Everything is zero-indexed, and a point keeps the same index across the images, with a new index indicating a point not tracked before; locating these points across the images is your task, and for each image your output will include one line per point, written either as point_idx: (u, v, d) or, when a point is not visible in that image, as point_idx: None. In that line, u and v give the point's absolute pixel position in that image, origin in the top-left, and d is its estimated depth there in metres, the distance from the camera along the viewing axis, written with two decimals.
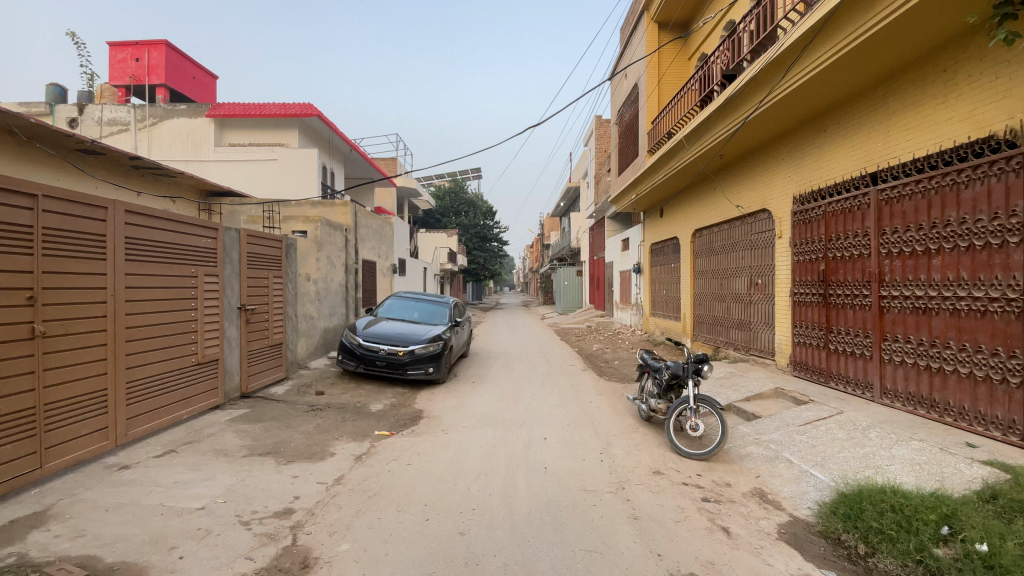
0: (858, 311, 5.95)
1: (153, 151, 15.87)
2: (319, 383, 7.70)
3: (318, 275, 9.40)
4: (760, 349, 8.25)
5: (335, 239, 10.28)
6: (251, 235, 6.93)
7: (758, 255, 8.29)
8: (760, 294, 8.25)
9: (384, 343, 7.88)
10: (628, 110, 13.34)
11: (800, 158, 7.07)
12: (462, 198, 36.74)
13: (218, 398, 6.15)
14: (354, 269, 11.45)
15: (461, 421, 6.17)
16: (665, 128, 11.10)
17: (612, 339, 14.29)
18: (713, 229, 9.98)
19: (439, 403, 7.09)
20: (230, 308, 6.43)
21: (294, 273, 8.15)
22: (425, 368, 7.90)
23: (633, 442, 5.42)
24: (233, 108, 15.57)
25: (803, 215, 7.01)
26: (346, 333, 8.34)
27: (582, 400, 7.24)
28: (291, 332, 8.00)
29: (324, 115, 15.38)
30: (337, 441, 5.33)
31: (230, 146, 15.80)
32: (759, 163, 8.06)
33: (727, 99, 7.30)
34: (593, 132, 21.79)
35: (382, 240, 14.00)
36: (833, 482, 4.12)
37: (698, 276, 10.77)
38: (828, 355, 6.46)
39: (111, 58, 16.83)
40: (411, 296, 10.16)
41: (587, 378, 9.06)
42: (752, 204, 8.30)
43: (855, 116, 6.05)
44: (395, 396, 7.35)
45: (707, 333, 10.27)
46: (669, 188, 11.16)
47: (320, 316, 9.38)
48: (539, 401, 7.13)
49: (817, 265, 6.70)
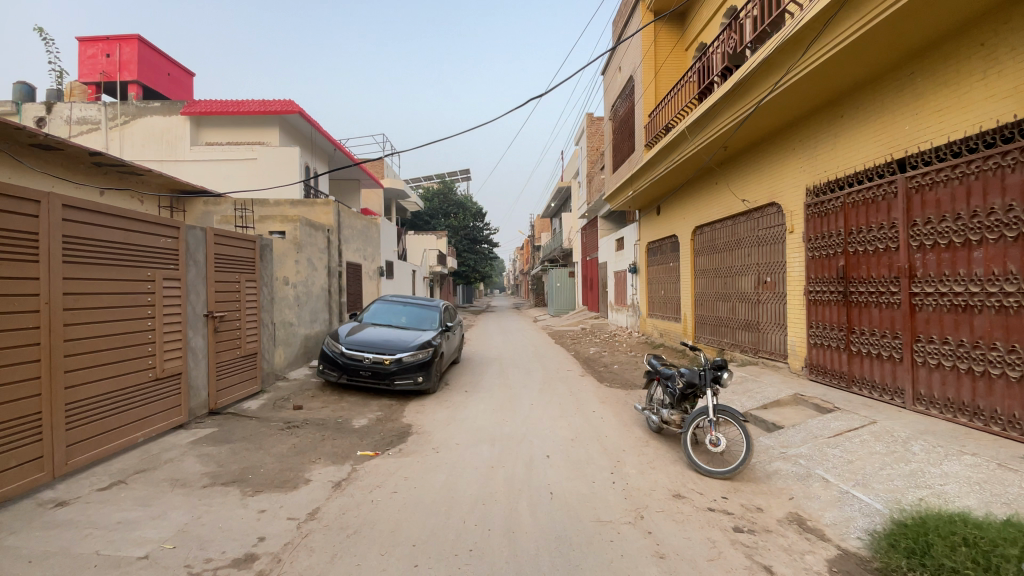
0: (884, 310, 5.48)
1: (126, 150, 15.09)
2: (297, 396, 7.07)
3: (297, 278, 8.76)
4: (770, 351, 7.77)
5: (316, 240, 9.65)
6: (219, 235, 6.28)
7: (767, 251, 7.82)
8: (770, 292, 7.76)
9: (368, 351, 7.28)
10: (623, 104, 12.84)
11: (814, 147, 6.60)
12: (451, 199, 36.13)
13: (181, 417, 5.50)
14: (338, 272, 10.82)
15: (454, 436, 5.59)
16: (663, 121, 10.59)
17: (609, 342, 13.78)
18: (715, 225, 9.50)
19: (430, 416, 6.49)
20: (194, 316, 5.78)
21: (269, 276, 7.52)
22: (414, 377, 7.31)
23: (646, 458, 4.87)
24: (210, 106, 14.92)
25: (818, 207, 6.53)
26: (328, 340, 7.71)
27: (585, 410, 6.71)
28: (266, 340, 7.35)
29: (307, 114, 14.83)
30: (313, 465, 4.71)
31: (207, 145, 15.08)
32: (766, 155, 7.60)
33: (736, 84, 6.83)
34: (584, 130, 21.32)
35: (368, 241, 13.36)
36: (884, 508, 3.60)
37: (699, 275, 10.30)
38: (849, 359, 5.98)
39: (81, 53, 16.06)
40: (398, 300, 9.53)
41: (586, 384, 8.54)
42: (760, 197, 7.83)
43: (879, 99, 5.60)
44: (381, 409, 6.74)
45: (711, 335, 9.78)
46: (666, 184, 10.67)
47: (299, 323, 8.74)
48: (537, 412, 6.57)
49: (834, 261, 6.23)
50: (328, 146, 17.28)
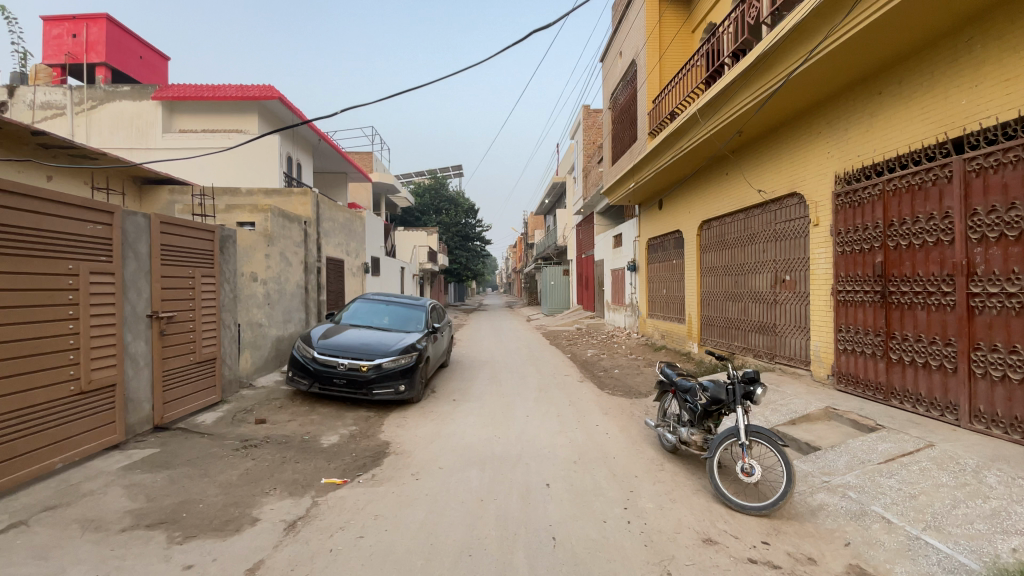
0: (932, 312, 4.78)
1: (94, 138, 14.17)
2: (262, 408, 6.26)
3: (268, 274, 7.91)
4: (788, 357, 7.06)
5: (291, 233, 8.82)
6: (166, 223, 5.45)
7: (786, 246, 7.11)
8: (789, 292, 7.05)
9: (344, 356, 6.47)
10: (624, 92, 12.09)
11: (847, 129, 5.90)
12: (442, 195, 35.27)
13: (115, 437, 4.67)
14: (316, 268, 9.98)
15: (438, 458, 4.81)
16: (668, 108, 9.85)
17: (607, 343, 13.05)
18: (725, 219, 8.79)
19: (412, 431, 5.71)
20: (134, 317, 4.96)
21: (232, 272, 6.69)
22: (396, 385, 6.51)
23: (664, 488, 4.11)
24: (184, 90, 14.05)
25: (850, 197, 5.81)
26: (299, 343, 6.89)
27: (587, 423, 5.95)
28: (227, 344, 6.53)
29: (287, 100, 13.89)
30: (266, 498, 3.91)
31: (181, 133, 14.15)
32: (787, 141, 6.90)
33: (760, 56, 6.10)
34: (581, 123, 20.56)
35: (351, 236, 12.54)
36: (971, 563, 2.88)
37: (707, 273, 9.58)
38: (887, 368, 5.28)
39: (47, 34, 15.08)
40: (381, 299, 8.72)
41: (586, 391, 7.81)
42: (779, 187, 7.11)
43: (928, 72, 4.90)
44: (356, 423, 5.93)
45: (719, 338, 9.07)
46: (670, 176, 9.94)
47: (270, 323, 7.91)
48: (534, 426, 5.82)
49: (870, 257, 5.52)
50: (312, 135, 16.38)
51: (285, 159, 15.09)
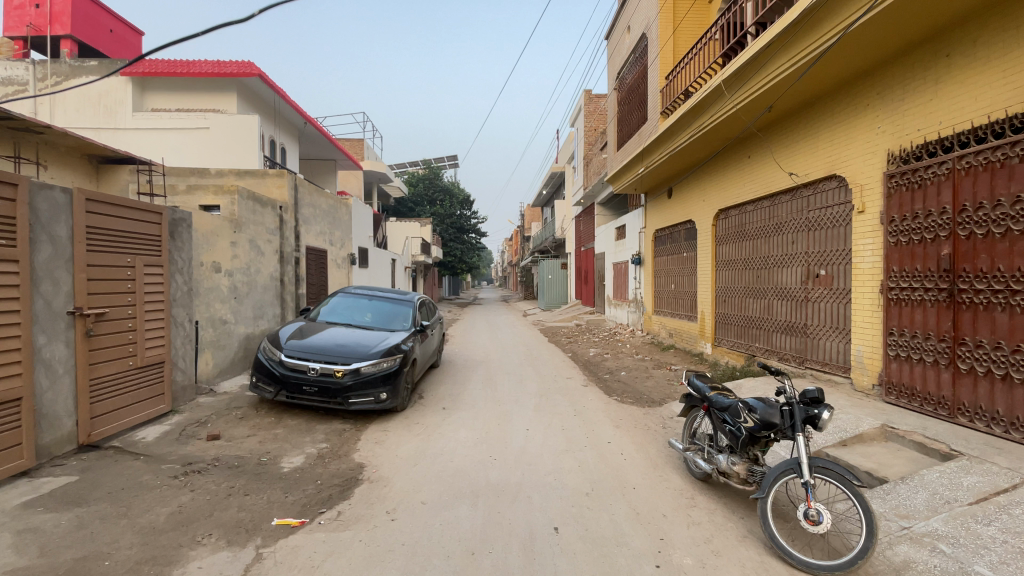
0: (1017, 315, 3.95)
1: (58, 117, 13.19)
2: (218, 420, 5.38)
3: (233, 264, 6.99)
4: (822, 362, 6.23)
5: (261, 219, 7.87)
6: (94, 201, 4.55)
7: (821, 237, 6.26)
8: (824, 289, 6.21)
9: (316, 360, 5.58)
10: (632, 70, 11.16)
11: (903, 100, 5.06)
12: (436, 184, 34.20)
13: (21, 463, 3.76)
14: (292, 258, 9.04)
15: (420, 489, 3.93)
16: (682, 86, 8.93)
17: (609, 342, 12.23)
18: (746, 208, 7.93)
19: (392, 450, 4.84)
20: (50, 314, 4.07)
21: (185, 262, 5.77)
22: (376, 394, 5.64)
23: (701, 534, 3.28)
24: (156, 65, 12.98)
25: (907, 178, 4.96)
26: (265, 344, 5.99)
27: (597, 440, 5.11)
28: (179, 345, 5.64)
29: (268, 77, 12.91)
30: (196, 549, 3.05)
31: (153, 112, 13.14)
32: (827, 116, 6.03)
33: (802, 15, 5.26)
34: (581, 109, 19.63)
35: (336, 224, 11.63)
36: None
37: (722, 267, 8.73)
38: (953, 380, 4.46)
39: (10, 5, 14.00)
40: (363, 294, 7.82)
41: (590, 397, 6.98)
42: (815, 169, 6.25)
43: (1015, 26, 4.05)
44: (328, 439, 5.06)
45: (737, 339, 8.25)
46: (683, 160, 9.06)
47: (236, 320, 7.02)
48: (535, 442, 4.98)
49: (933, 249, 4.66)
50: (296, 117, 15.39)
51: (266, 141, 14.17)
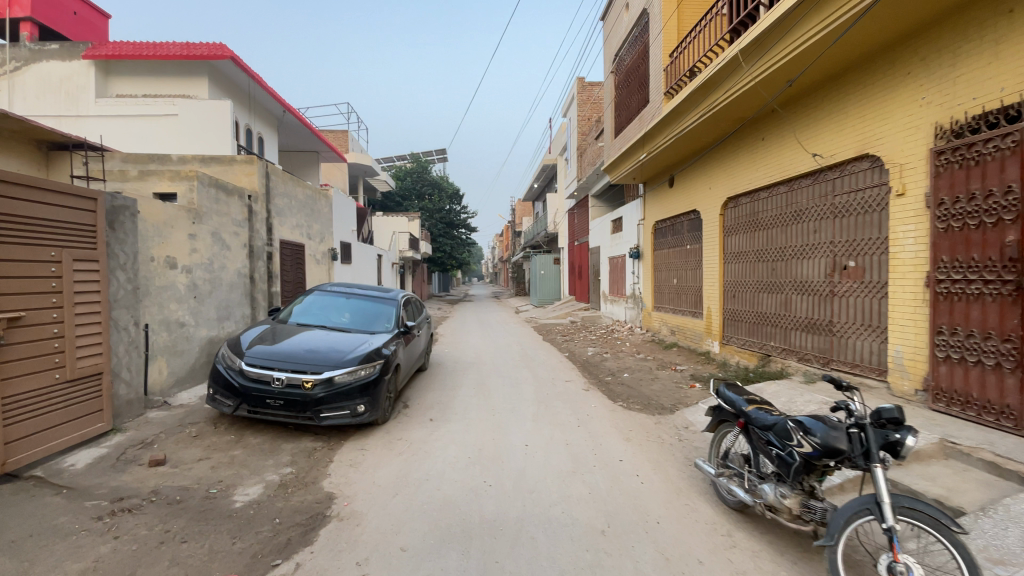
0: None
1: (16, 104, 12.21)
2: (167, 440, 4.63)
3: (191, 260, 6.19)
4: (850, 364, 5.61)
5: (225, 209, 7.06)
6: (4, 181, 3.77)
7: (850, 224, 5.62)
8: (852, 282, 5.59)
9: (282, 369, 4.85)
10: (631, 50, 10.46)
11: (956, 65, 4.42)
12: (425, 178, 33.35)
13: None
14: (263, 253, 8.23)
15: (399, 531, 3.21)
16: (687, 63, 8.22)
17: (607, 340, 11.59)
18: (759, 194, 7.29)
19: (369, 474, 4.12)
20: None
21: (128, 256, 4.98)
22: (352, 406, 4.92)
23: None
24: (121, 47, 12.05)
25: (961, 154, 4.33)
26: (224, 350, 5.23)
27: (606, 458, 4.44)
28: (122, 352, 4.86)
29: (242, 60, 12.01)
30: None
31: (118, 98, 12.19)
32: (862, 88, 5.38)
33: None
34: (574, 98, 18.93)
35: (314, 217, 10.84)
36: None
37: (731, 260, 8.10)
38: (1020, 386, 3.86)
39: None
40: (341, 291, 7.07)
41: (593, 404, 6.32)
42: (843, 148, 5.62)
43: None
44: (294, 461, 4.33)
45: (748, 337, 7.63)
46: (689, 144, 8.40)
47: (196, 322, 6.25)
48: (536, 462, 4.31)
49: (994, 235, 4.03)
50: (274, 105, 14.52)
51: (241, 130, 13.32)
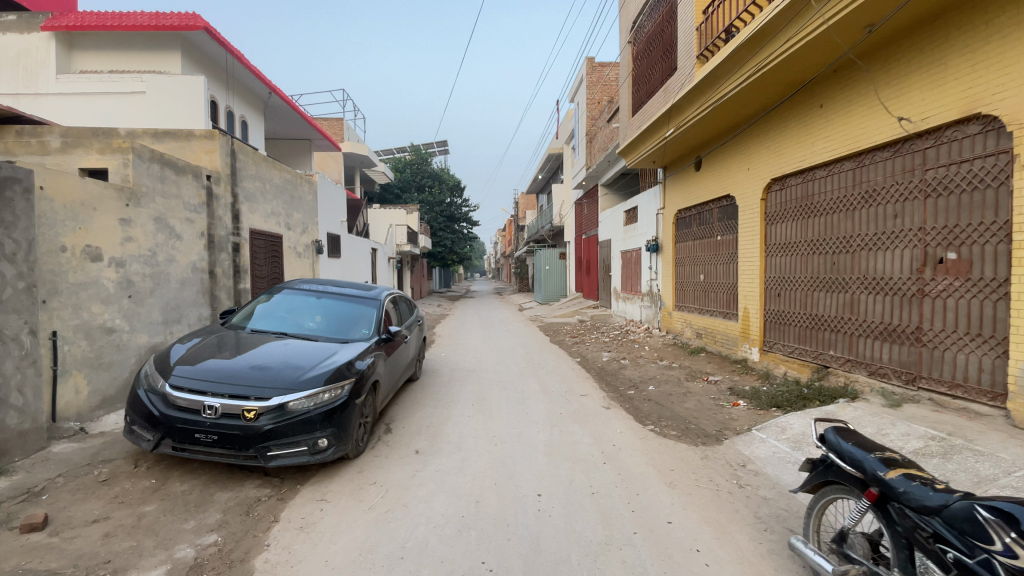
0: None
1: None
2: (63, 488, 3.48)
3: (124, 250, 5.03)
4: (949, 384, 4.41)
5: (173, 189, 5.89)
6: None
7: (951, 205, 4.41)
8: (953, 279, 4.39)
9: (218, 394, 3.68)
10: (653, 15, 9.21)
11: None
12: (425, 170, 32.02)
13: None
14: (227, 244, 7.07)
15: None
16: (727, 18, 6.99)
17: (623, 343, 10.41)
18: (816, 172, 6.08)
19: (322, 547, 2.95)
20: None
21: (13, 245, 3.80)
22: (311, 441, 3.76)
23: None
24: (84, 18, 10.86)
25: None
26: (148, 368, 4.08)
27: (650, 517, 3.28)
28: (8, 371, 3.70)
29: (217, 32, 10.80)
30: None
31: (81, 74, 11.01)
32: (972, 29, 4.17)
33: None
34: (583, 79, 17.67)
35: (294, 205, 9.68)
36: None
37: (775, 253, 6.90)
38: None
39: None
40: (314, 289, 5.90)
41: (618, 427, 5.16)
42: (942, 108, 4.41)
43: None
44: (224, 523, 3.18)
45: (798, 344, 6.44)
46: (726, 116, 7.17)
47: (132, 327, 5.11)
48: (557, 526, 3.14)
49: None
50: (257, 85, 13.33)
51: (220, 111, 12.14)
